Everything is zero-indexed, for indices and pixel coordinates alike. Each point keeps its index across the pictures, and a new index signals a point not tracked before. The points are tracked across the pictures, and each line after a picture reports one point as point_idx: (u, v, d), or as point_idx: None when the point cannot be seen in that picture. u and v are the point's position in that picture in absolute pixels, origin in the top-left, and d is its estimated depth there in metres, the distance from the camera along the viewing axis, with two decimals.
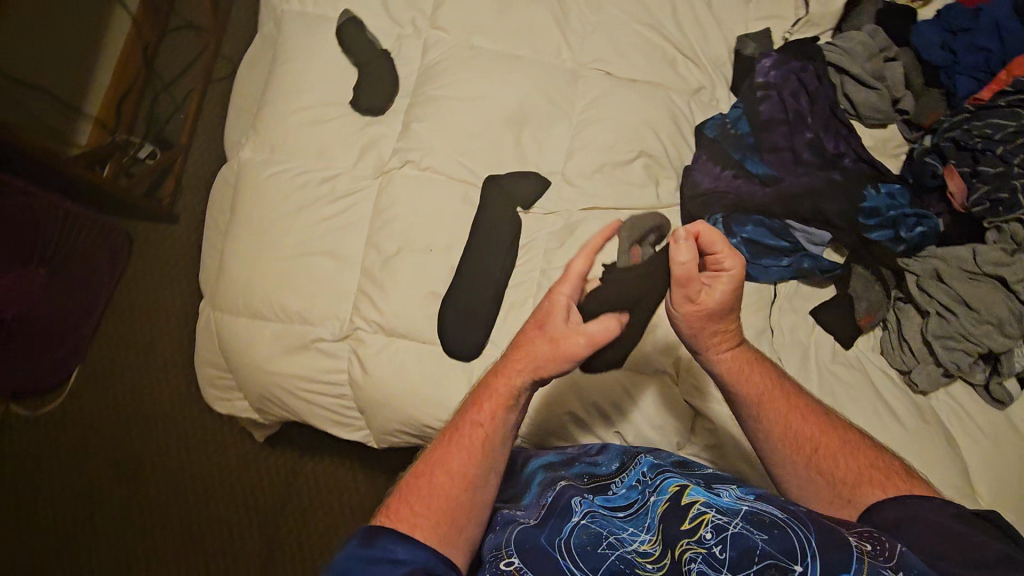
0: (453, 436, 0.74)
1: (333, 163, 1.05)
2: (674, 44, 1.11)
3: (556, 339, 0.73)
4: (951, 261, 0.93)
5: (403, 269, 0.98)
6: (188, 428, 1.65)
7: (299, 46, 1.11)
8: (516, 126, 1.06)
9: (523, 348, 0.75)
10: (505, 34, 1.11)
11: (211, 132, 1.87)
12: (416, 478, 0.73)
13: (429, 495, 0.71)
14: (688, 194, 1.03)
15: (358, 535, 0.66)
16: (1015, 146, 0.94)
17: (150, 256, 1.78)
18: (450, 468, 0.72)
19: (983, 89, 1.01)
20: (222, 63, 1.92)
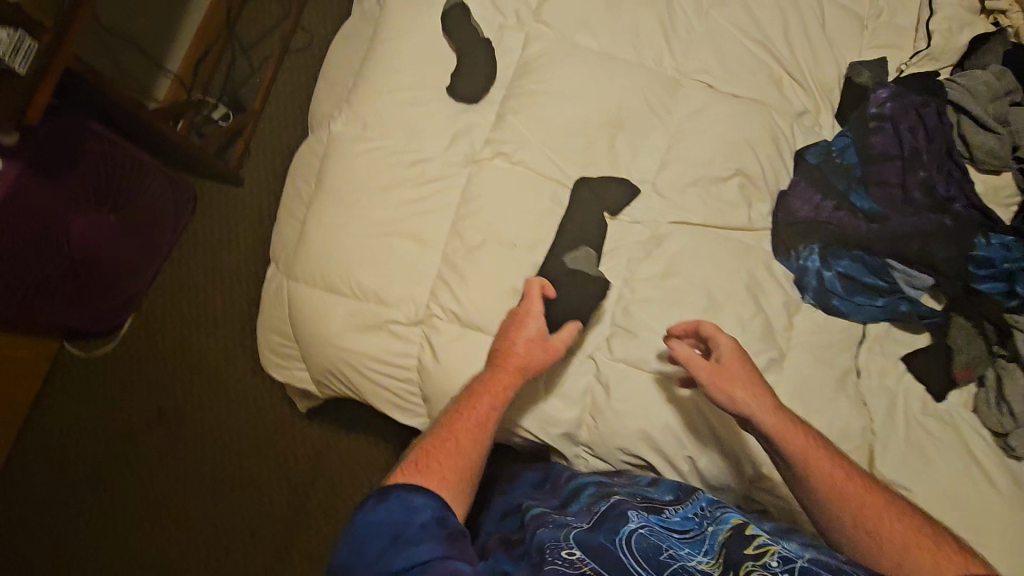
0: (465, 413, 0.80)
1: (423, 146, 1.04)
2: (782, 63, 1.06)
3: (541, 342, 0.88)
4: None
5: (486, 262, 0.97)
6: (230, 387, 1.67)
7: (399, 26, 1.09)
8: (612, 130, 1.04)
9: (519, 344, 0.87)
10: (610, 33, 1.07)
11: (283, 100, 1.90)
12: (429, 446, 0.76)
13: (443, 460, 0.74)
14: (784, 221, 0.99)
15: (376, 495, 0.69)
16: None
17: (214, 214, 1.82)
18: (461, 442, 0.77)
19: None
20: (303, 35, 1.95)
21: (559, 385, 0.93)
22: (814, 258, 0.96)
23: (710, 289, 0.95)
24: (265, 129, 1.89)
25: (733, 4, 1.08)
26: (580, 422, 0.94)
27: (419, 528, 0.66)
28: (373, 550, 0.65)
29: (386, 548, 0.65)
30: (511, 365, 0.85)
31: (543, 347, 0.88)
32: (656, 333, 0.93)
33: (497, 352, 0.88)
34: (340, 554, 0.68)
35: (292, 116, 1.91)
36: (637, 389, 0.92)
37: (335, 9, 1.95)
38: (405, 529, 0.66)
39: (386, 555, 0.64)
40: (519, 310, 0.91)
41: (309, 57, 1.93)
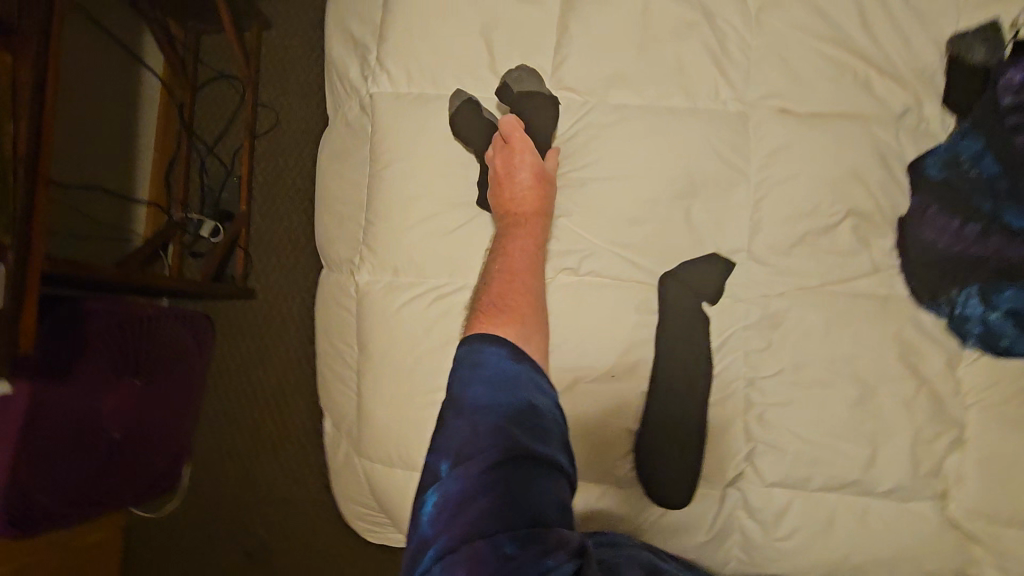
0: (516, 256, 0.80)
1: (471, 279, 0.88)
2: (865, 58, 0.87)
3: (543, 174, 0.86)
4: None
5: (586, 404, 0.83)
6: (313, 526, 1.46)
7: (401, 137, 0.91)
8: (685, 201, 0.86)
9: (531, 187, 0.84)
10: (651, 80, 0.88)
11: (276, 193, 1.51)
12: (497, 294, 0.74)
13: (519, 301, 0.73)
14: (919, 258, 0.82)
15: (506, 348, 0.63)
16: None
17: (238, 334, 1.49)
18: (523, 286, 0.76)
19: None
20: (266, 112, 1.54)
21: (706, 525, 0.81)
22: (971, 301, 0.79)
23: (858, 372, 0.79)
24: (262, 240, 1.51)
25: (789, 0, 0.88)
26: (740, 560, 0.81)
27: (551, 419, 0.59)
28: (504, 404, 0.57)
29: (519, 412, 0.57)
30: (531, 202, 0.83)
31: (549, 184, 0.86)
32: (806, 442, 0.78)
33: (508, 198, 0.84)
34: (464, 383, 0.60)
35: (296, 210, 1.52)
36: (800, 512, 0.78)
37: (304, 67, 1.52)
38: (542, 410, 0.59)
39: (522, 421, 0.56)
40: (515, 155, 0.85)
41: (288, 131, 1.52)
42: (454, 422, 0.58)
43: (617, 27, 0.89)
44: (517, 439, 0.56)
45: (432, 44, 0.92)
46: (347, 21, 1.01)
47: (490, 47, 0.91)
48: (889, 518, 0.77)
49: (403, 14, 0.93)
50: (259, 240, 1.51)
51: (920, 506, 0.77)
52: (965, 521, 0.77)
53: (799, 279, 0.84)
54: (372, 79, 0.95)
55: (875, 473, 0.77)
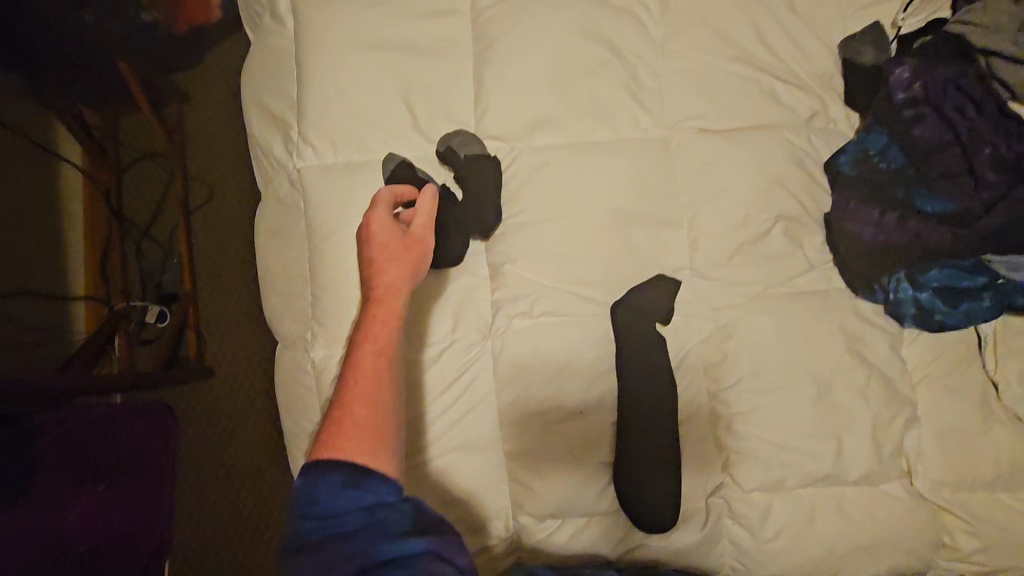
0: (363, 361, 0.70)
1: (427, 337, 0.87)
2: (768, 71, 0.92)
3: (409, 243, 0.78)
4: None
5: (560, 443, 0.83)
6: None
7: (337, 209, 0.91)
8: (624, 229, 0.89)
9: (391, 260, 0.77)
10: (574, 120, 0.91)
11: (222, 268, 1.43)
12: (344, 398, 0.67)
13: (359, 419, 0.65)
14: (850, 252, 0.86)
15: (343, 474, 0.61)
16: None
17: (202, 417, 1.38)
18: (376, 380, 0.69)
19: None
20: (199, 188, 1.45)
21: (693, 542, 0.81)
22: (902, 286, 0.83)
23: (813, 369, 0.82)
24: (212, 322, 1.41)
25: (691, 28, 0.93)
26: (730, 565, 0.82)
27: (398, 516, 0.60)
28: (345, 525, 0.59)
29: (361, 531, 0.59)
30: (392, 278, 0.76)
31: (412, 252, 0.78)
32: (775, 445, 0.80)
33: (364, 282, 0.77)
34: (304, 517, 0.60)
35: (243, 281, 1.44)
36: (781, 514, 0.79)
37: (231, 138, 1.47)
38: (386, 508, 0.60)
39: (366, 533, 0.58)
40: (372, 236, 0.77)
41: (225, 203, 1.45)
42: (300, 561, 0.58)
43: (533, 72, 0.91)
44: (365, 550, 0.57)
45: (354, 112, 0.92)
46: (264, 98, 1.00)
47: (412, 108, 0.92)
48: (865, 505, 0.78)
49: (319, 87, 0.93)
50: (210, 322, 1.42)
51: (891, 487, 0.79)
52: (935, 494, 0.79)
53: (742, 287, 0.87)
54: (298, 154, 0.95)
55: (844, 463, 0.79)
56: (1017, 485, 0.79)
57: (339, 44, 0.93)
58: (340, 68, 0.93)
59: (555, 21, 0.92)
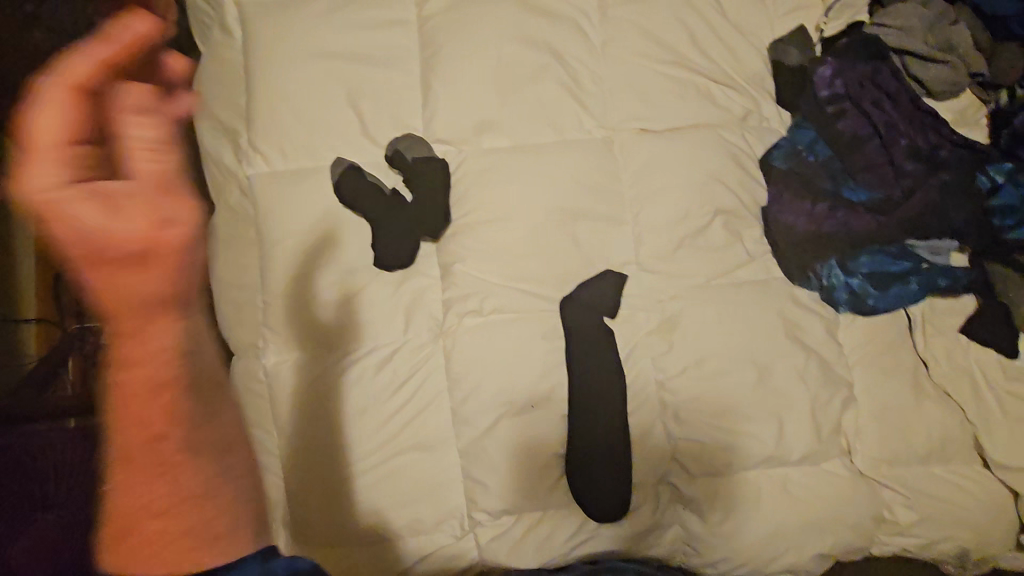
0: (129, 427, 0.42)
1: (380, 341, 0.89)
2: (703, 74, 0.96)
3: (131, 189, 0.37)
4: None
5: (512, 439, 0.84)
6: None
7: (287, 215, 0.92)
8: (570, 227, 0.91)
9: (80, 230, 0.35)
10: (520, 123, 0.93)
11: None
12: (122, 493, 0.42)
13: (158, 522, 0.42)
14: (786, 242, 0.90)
15: None
16: None
17: None
18: (174, 451, 0.43)
19: None
20: None
21: (644, 528, 0.83)
22: (835, 273, 0.87)
23: (754, 355, 0.85)
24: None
25: (628, 34, 0.97)
26: (682, 550, 0.84)
27: None
28: None
29: None
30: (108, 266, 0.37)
31: (141, 203, 0.36)
32: (719, 429, 0.83)
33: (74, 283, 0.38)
34: None
35: None
36: (728, 497, 0.81)
37: None
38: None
39: None
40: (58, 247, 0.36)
41: None
42: None
43: (477, 77, 0.94)
44: None
45: (301, 119, 0.93)
46: (212, 107, 1.01)
47: (360, 114, 0.94)
48: (808, 484, 0.81)
49: (266, 95, 0.94)
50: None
51: (831, 466, 0.82)
52: (873, 471, 0.82)
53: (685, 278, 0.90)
54: (246, 161, 0.95)
55: (786, 444, 0.81)
56: (948, 458, 0.82)
57: (285, 52, 0.94)
58: (287, 76, 0.94)
59: (497, 28, 0.95)
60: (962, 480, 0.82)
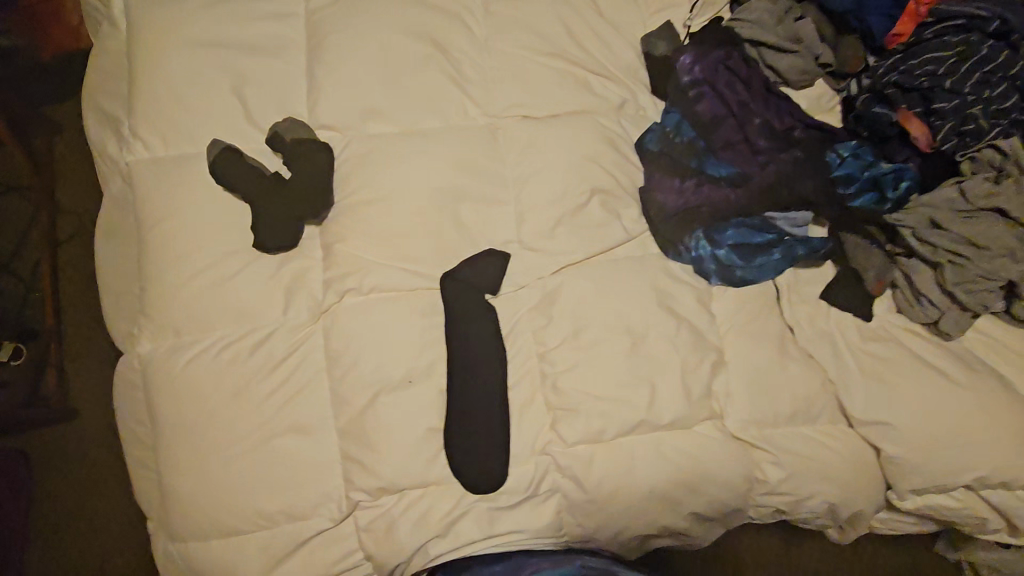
0: None
1: (257, 323, 0.87)
2: (581, 65, 1.01)
3: None
4: (942, 205, 0.86)
5: (388, 415, 0.83)
6: None
7: (166, 198, 0.91)
8: (452, 207, 0.93)
9: None
10: (404, 108, 0.96)
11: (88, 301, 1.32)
12: None
13: None
14: (658, 218, 0.93)
15: None
16: (962, 74, 0.87)
17: (59, 461, 1.22)
18: None
19: (897, 23, 0.93)
20: (67, 219, 1.36)
21: (522, 500, 0.83)
22: (702, 244, 0.91)
23: (627, 324, 0.87)
24: (78, 356, 1.28)
25: (510, 28, 1.01)
26: (562, 520, 0.83)
27: None
28: None
29: None
30: None
31: None
32: (595, 397, 0.84)
33: None
34: None
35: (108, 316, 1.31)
36: (601, 462, 0.82)
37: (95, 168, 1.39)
38: None
39: None
40: None
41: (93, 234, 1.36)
42: None
43: (361, 66, 0.96)
44: None
45: (183, 107, 0.94)
46: (97, 100, 1.01)
47: (244, 102, 0.95)
48: (680, 447, 0.83)
49: (148, 84, 0.94)
50: (77, 359, 1.29)
51: (703, 429, 0.84)
52: (743, 432, 0.85)
53: (562, 256, 0.92)
54: (128, 149, 0.95)
55: (657, 409, 0.83)
56: (813, 417, 0.85)
57: (168, 42, 0.95)
58: (168, 65, 0.94)
59: (382, 20, 0.98)
60: (825, 438, 0.85)
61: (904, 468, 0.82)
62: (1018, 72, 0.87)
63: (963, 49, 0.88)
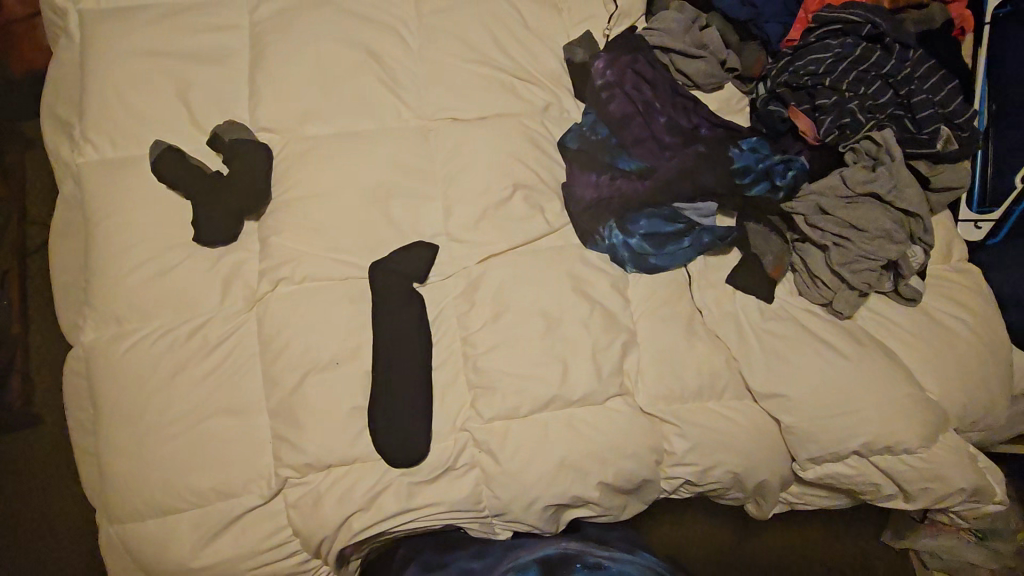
0: None
1: (196, 311, 0.93)
2: (507, 72, 1.08)
3: None
4: (826, 192, 0.93)
5: (315, 395, 0.88)
6: None
7: (113, 196, 0.97)
8: (382, 203, 0.99)
9: None
10: (340, 112, 1.02)
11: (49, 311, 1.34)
12: None
13: None
14: (578, 211, 0.99)
15: None
16: (841, 73, 0.95)
17: (18, 463, 1.26)
18: None
19: (791, 31, 1.05)
20: (33, 230, 1.39)
21: (443, 473, 0.88)
22: (615, 233, 0.97)
23: (543, 308, 0.93)
24: (40, 362, 1.31)
25: (442, 37, 1.08)
26: (480, 493, 0.88)
27: None
28: None
29: None
30: None
31: None
32: (511, 376, 0.89)
33: None
34: None
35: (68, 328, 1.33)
36: (515, 436, 0.87)
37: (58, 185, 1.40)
38: None
39: None
40: None
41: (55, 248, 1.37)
42: None
43: (299, 74, 1.03)
44: None
45: (131, 111, 1.00)
46: (53, 107, 1.07)
47: (189, 107, 1.01)
48: (590, 421, 0.88)
49: (99, 91, 1.01)
50: (39, 366, 1.31)
51: (613, 404, 0.90)
52: (651, 406, 0.90)
53: (485, 247, 0.98)
54: (79, 151, 1.00)
55: (569, 385, 0.88)
56: (716, 392, 0.91)
57: (119, 52, 1.02)
58: (118, 74, 1.01)
59: (321, 31, 1.05)
60: (727, 411, 0.91)
61: (800, 437, 0.88)
62: (890, 69, 0.94)
63: (841, 51, 0.95)
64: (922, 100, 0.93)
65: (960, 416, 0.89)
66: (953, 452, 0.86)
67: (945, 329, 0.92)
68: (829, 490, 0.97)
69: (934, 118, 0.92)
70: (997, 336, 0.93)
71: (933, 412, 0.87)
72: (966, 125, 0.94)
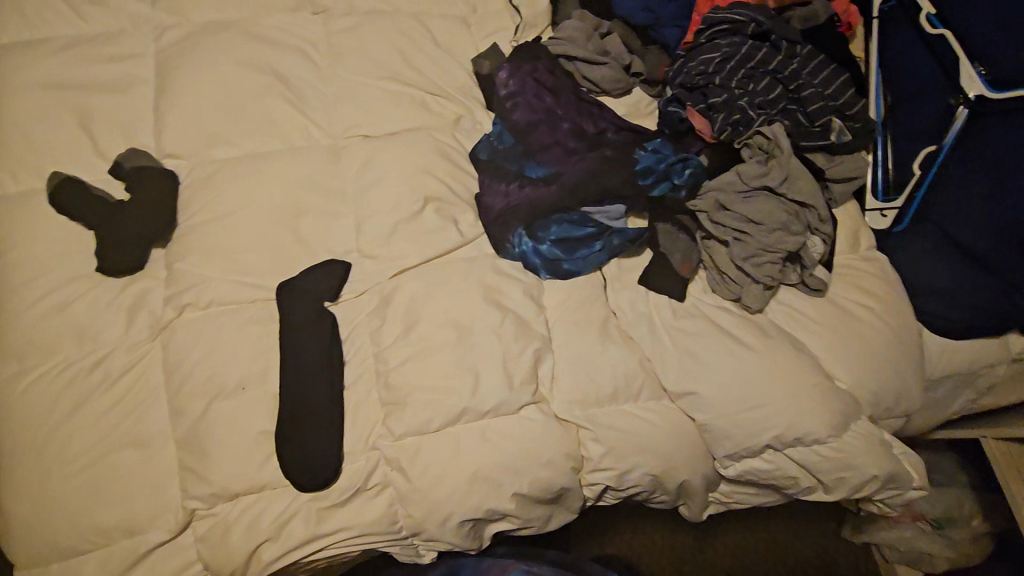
0: None
1: (99, 343, 0.91)
2: (417, 86, 1.09)
3: None
4: (725, 188, 0.96)
5: (221, 421, 0.86)
6: None
7: (11, 231, 0.95)
8: (291, 221, 0.97)
9: None
10: (246, 133, 1.02)
11: None
12: None
13: None
14: (490, 221, 0.99)
15: None
16: (729, 71, 1.01)
17: None
18: None
19: (687, 34, 1.10)
20: None
21: (356, 494, 0.86)
22: (525, 241, 0.97)
23: (453, 318, 0.91)
24: None
25: (351, 56, 1.09)
26: (396, 512, 0.86)
27: None
28: None
29: None
30: None
31: None
32: (422, 390, 0.87)
33: None
34: None
35: None
36: (428, 451, 0.86)
37: None
38: None
39: None
40: None
41: None
42: None
43: (203, 98, 1.02)
44: None
45: (32, 144, 0.99)
46: None
47: (92, 137, 1.01)
48: (503, 430, 0.87)
49: None
50: None
51: (527, 412, 0.89)
52: (566, 412, 0.90)
53: (395, 262, 0.96)
54: None
55: (480, 396, 0.87)
56: (632, 394, 0.90)
57: (17, 87, 1.01)
58: (18, 108, 1.00)
59: (226, 55, 1.05)
60: (644, 413, 0.90)
61: (714, 433, 0.88)
62: (776, 65, 1.00)
63: (728, 51, 1.01)
64: (810, 93, 0.99)
65: (872, 404, 0.90)
66: (865, 441, 0.86)
67: (853, 317, 0.93)
68: (758, 487, 0.97)
69: (824, 110, 0.98)
70: (904, 321, 0.95)
71: (843, 401, 0.87)
72: (857, 115, 0.99)
